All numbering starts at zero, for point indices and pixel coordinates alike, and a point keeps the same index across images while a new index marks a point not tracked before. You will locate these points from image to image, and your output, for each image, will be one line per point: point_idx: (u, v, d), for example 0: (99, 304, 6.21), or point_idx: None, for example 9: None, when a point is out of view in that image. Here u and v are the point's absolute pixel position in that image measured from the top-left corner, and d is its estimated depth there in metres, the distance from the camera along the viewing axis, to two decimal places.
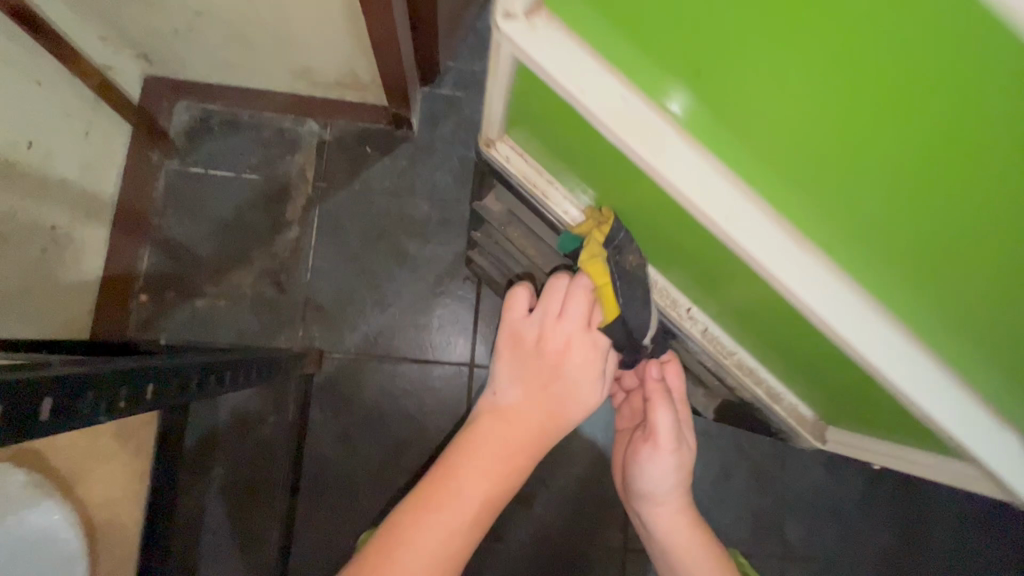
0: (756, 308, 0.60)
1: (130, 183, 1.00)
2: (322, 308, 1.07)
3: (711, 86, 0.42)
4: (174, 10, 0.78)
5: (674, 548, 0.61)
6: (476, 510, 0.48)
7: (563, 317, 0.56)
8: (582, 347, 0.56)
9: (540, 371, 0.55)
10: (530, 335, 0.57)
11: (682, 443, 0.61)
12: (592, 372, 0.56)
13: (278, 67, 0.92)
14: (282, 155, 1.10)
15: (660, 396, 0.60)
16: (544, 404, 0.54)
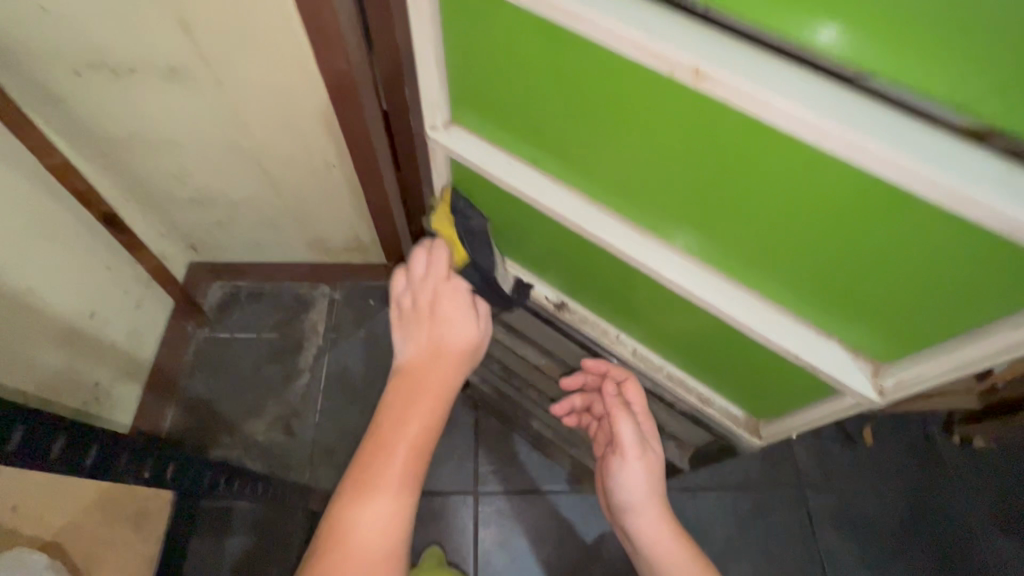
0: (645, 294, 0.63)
1: (166, 351, 1.16)
2: (328, 448, 1.13)
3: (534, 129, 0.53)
4: (220, 205, 1.04)
5: (665, 561, 0.55)
6: (399, 500, 0.45)
7: (435, 275, 0.58)
8: (449, 292, 0.57)
9: (421, 329, 0.55)
10: (415, 293, 0.57)
11: (650, 449, 0.62)
12: (461, 309, 0.57)
13: (298, 239, 1.16)
14: (298, 315, 1.27)
15: (622, 412, 0.63)
16: (432, 360, 0.53)
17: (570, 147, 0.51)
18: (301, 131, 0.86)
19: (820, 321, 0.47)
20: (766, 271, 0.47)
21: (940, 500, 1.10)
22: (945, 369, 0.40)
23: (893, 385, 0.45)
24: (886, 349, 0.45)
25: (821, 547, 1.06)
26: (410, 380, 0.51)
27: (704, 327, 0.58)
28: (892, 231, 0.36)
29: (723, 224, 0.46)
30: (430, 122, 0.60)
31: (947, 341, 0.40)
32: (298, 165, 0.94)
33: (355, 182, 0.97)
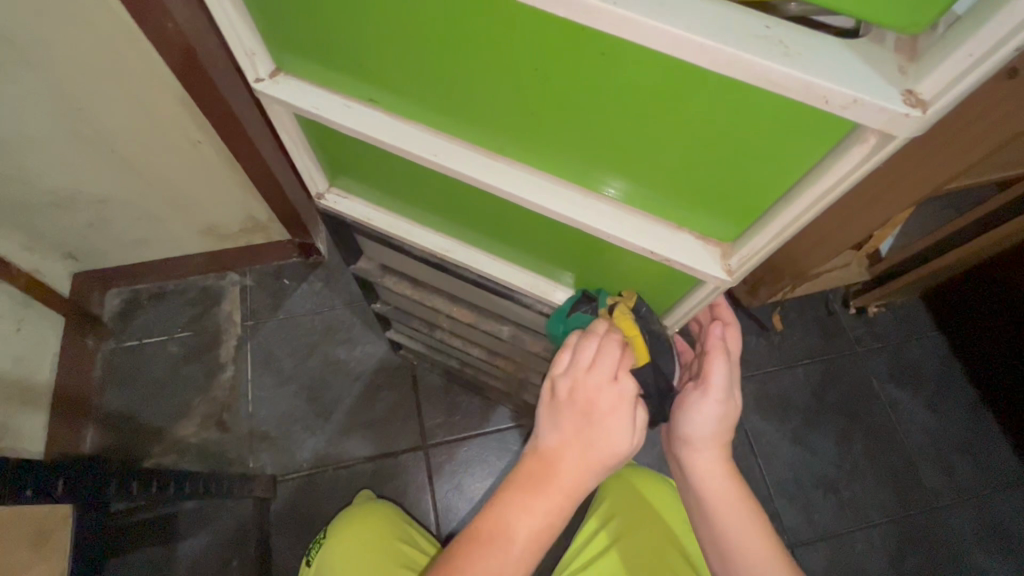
0: (533, 242, 0.53)
1: (68, 369, 1.08)
2: (267, 434, 1.11)
3: (367, 69, 0.42)
4: (85, 204, 0.95)
5: (711, 498, 0.57)
6: (551, 516, 0.46)
7: (603, 373, 0.45)
8: (612, 399, 0.45)
9: (570, 424, 0.46)
10: (570, 383, 0.46)
11: (732, 393, 0.57)
12: (623, 424, 0.46)
13: (187, 228, 1.08)
14: (209, 309, 1.21)
15: (720, 354, 0.55)
16: (586, 453, 0.45)
17: (374, 64, 0.41)
18: (150, 108, 0.78)
19: (665, 212, 0.42)
20: (603, 167, 0.40)
21: (845, 368, 1.22)
22: (775, 240, 0.37)
23: (738, 265, 0.40)
24: (730, 226, 0.40)
25: (747, 430, 1.16)
26: (559, 464, 0.46)
27: (563, 239, 0.50)
28: (700, 96, 0.30)
29: (549, 127, 0.38)
30: (255, 77, 0.47)
31: (776, 208, 0.35)
32: (160, 146, 0.86)
33: (230, 157, 0.90)
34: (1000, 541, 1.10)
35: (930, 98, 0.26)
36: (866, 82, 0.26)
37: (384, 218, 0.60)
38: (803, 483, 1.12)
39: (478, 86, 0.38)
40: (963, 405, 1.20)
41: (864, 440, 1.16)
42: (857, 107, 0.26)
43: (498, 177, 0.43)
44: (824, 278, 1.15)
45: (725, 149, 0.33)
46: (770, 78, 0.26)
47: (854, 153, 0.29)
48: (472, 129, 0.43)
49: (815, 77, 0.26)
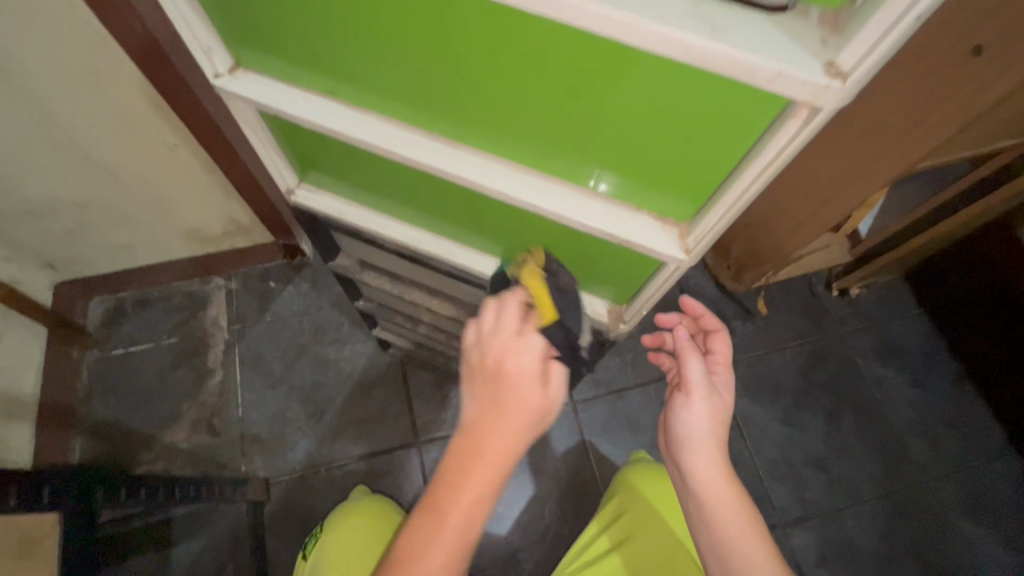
0: (503, 229, 0.53)
1: (54, 380, 1.07)
2: (258, 437, 1.11)
3: (322, 62, 0.42)
4: (62, 212, 0.94)
5: (713, 504, 0.58)
6: (481, 495, 0.43)
7: (505, 331, 0.45)
8: (515, 359, 0.44)
9: (482, 393, 0.44)
10: (480, 354, 0.45)
11: (716, 391, 0.60)
12: (531, 378, 0.43)
13: (168, 233, 1.08)
14: (195, 314, 1.20)
15: (692, 351, 0.59)
16: (498, 417, 0.43)
17: (326, 56, 0.41)
18: (123, 112, 0.78)
19: (622, 194, 0.42)
20: (557, 151, 0.40)
21: (830, 349, 1.23)
22: (727, 216, 0.37)
23: (695, 243, 0.41)
24: (686, 205, 0.41)
25: (736, 413, 1.17)
26: (476, 432, 0.43)
27: (528, 224, 0.50)
28: (642, 75, 0.31)
29: (499, 113, 0.39)
30: (213, 73, 0.46)
31: (724, 184, 0.36)
32: (135, 151, 0.85)
33: (208, 160, 0.90)
34: (984, 512, 1.12)
35: (849, 69, 0.26)
36: (790, 54, 0.27)
37: (355, 212, 0.60)
38: (792, 463, 1.14)
39: (432, 76, 0.38)
40: (946, 380, 1.22)
41: (851, 418, 1.18)
42: (782, 81, 0.27)
43: (457, 165, 0.44)
44: (805, 261, 1.16)
45: (676, 128, 0.34)
46: (702, 54, 0.27)
47: (788, 126, 0.30)
48: (429, 118, 0.43)
49: (740, 51, 0.26)
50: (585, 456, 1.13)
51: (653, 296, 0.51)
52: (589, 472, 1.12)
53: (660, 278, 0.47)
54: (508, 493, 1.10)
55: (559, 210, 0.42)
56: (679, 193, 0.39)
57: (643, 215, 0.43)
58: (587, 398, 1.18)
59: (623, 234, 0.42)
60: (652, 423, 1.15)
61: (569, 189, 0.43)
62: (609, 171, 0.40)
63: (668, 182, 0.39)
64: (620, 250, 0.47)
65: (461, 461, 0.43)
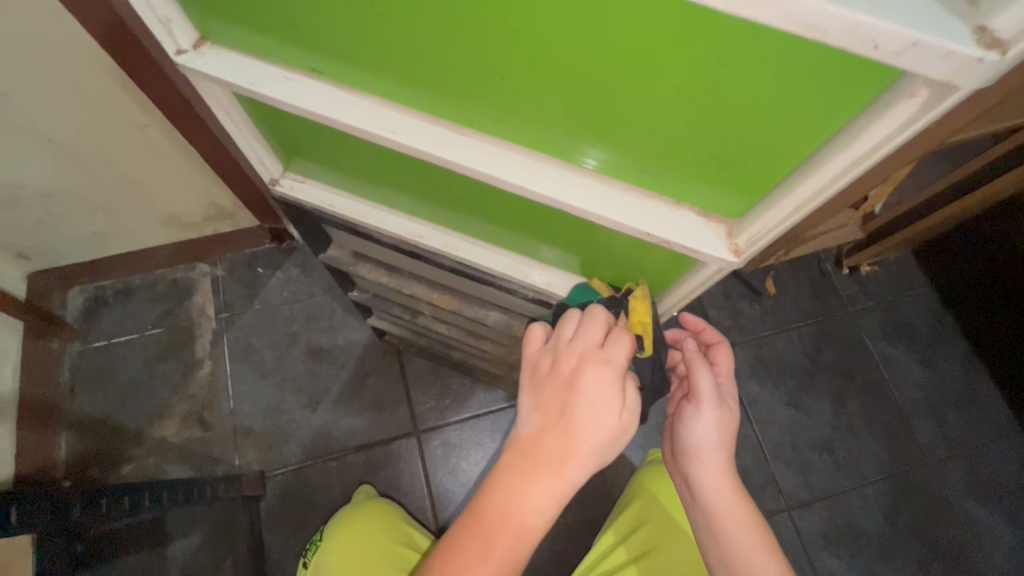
0: (512, 219, 0.48)
1: (34, 376, 1.02)
2: (252, 430, 1.07)
3: (321, 36, 0.36)
4: (29, 201, 0.87)
5: (724, 519, 0.55)
6: (545, 503, 0.41)
7: (586, 340, 0.42)
8: (595, 372, 0.41)
9: (552, 399, 0.42)
10: (557, 358, 0.43)
11: (727, 404, 0.55)
12: (608, 394, 0.41)
13: (147, 219, 1.01)
14: (181, 303, 1.14)
15: (703, 365, 0.54)
16: (569, 431, 0.40)
17: (328, 29, 0.35)
18: (84, 89, 0.71)
19: (659, 186, 0.37)
20: (593, 138, 0.35)
21: (838, 329, 1.20)
22: (793, 216, 0.32)
23: (746, 244, 0.36)
24: (738, 200, 0.36)
25: (743, 396, 1.14)
26: (545, 439, 0.41)
27: (541, 217, 0.45)
28: (709, 45, 0.25)
29: (531, 94, 0.33)
30: (176, 50, 0.40)
31: (794, 179, 0.31)
32: (104, 132, 0.78)
33: (183, 142, 0.83)
34: (992, 490, 1.11)
35: (1011, 38, 0.21)
36: (925, 20, 0.21)
37: (347, 203, 0.55)
38: (799, 446, 1.12)
39: (457, 52, 0.32)
40: (956, 359, 1.19)
41: (859, 399, 1.16)
42: (918, 53, 0.21)
43: (472, 155, 0.38)
44: (818, 240, 1.11)
45: (729, 106, 0.28)
46: (806, 20, 0.21)
47: (899, 111, 0.25)
48: (443, 101, 0.37)
49: (866, 15, 0.21)
50: None
51: (685, 296, 0.46)
52: None
53: (699, 278, 0.42)
54: None
55: (590, 207, 0.37)
56: (728, 185, 0.35)
57: (680, 210, 0.38)
58: None
59: (656, 230, 0.37)
60: (658, 408, 1.13)
61: (598, 181, 0.38)
62: (646, 160, 0.35)
63: (719, 173, 0.34)
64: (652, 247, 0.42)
65: (527, 466, 0.41)
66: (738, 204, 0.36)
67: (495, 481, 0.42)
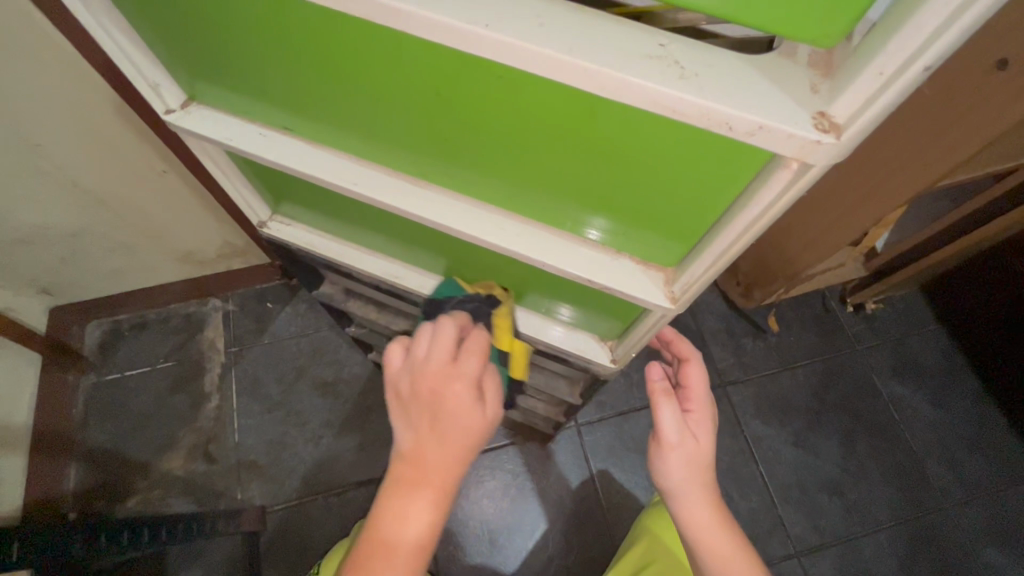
0: (479, 261, 0.50)
1: (50, 408, 1.05)
2: (255, 464, 1.08)
3: (279, 101, 0.39)
4: (52, 240, 0.92)
5: (703, 549, 0.54)
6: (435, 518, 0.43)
7: (437, 358, 0.43)
8: (452, 384, 0.43)
9: (422, 419, 0.43)
10: (414, 380, 0.43)
11: (691, 434, 0.56)
12: (469, 405, 0.43)
13: (163, 257, 1.06)
14: (192, 337, 1.18)
15: (665, 397, 0.54)
16: (441, 450, 0.42)
17: (283, 95, 0.38)
18: (107, 139, 0.76)
19: (603, 237, 0.39)
20: (531, 192, 0.37)
21: (844, 366, 1.19)
22: (712, 268, 0.34)
23: (681, 291, 0.37)
24: (673, 250, 0.37)
25: (748, 435, 1.12)
26: (424, 461, 0.42)
27: (503, 260, 0.47)
28: (603, 122, 0.28)
29: (462, 152, 0.36)
30: (165, 109, 0.43)
31: (709, 234, 0.33)
32: (123, 177, 0.83)
33: (199, 184, 0.88)
34: (1013, 540, 1.06)
35: (844, 122, 0.23)
36: (773, 105, 0.23)
37: (327, 243, 0.58)
38: (809, 489, 1.09)
39: (395, 117, 0.35)
40: (968, 400, 1.16)
41: (869, 440, 1.13)
42: (765, 135, 0.23)
43: (424, 206, 0.41)
44: (818, 278, 1.11)
45: (639, 177, 0.31)
46: (662, 104, 0.24)
47: (776, 179, 0.26)
48: (396, 157, 0.40)
49: (715, 102, 0.23)
50: (591, 481, 1.09)
51: (640, 339, 0.47)
52: (595, 498, 1.08)
53: (649, 321, 0.43)
54: (512, 521, 1.06)
55: (535, 254, 0.40)
56: (658, 236, 0.36)
57: (622, 259, 0.40)
58: (592, 420, 1.14)
59: (596, 278, 0.39)
60: None
61: (541, 231, 0.40)
62: (581, 214, 0.37)
63: (646, 225, 0.35)
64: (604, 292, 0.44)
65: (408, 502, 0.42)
66: (674, 251, 0.37)
67: (381, 512, 0.42)
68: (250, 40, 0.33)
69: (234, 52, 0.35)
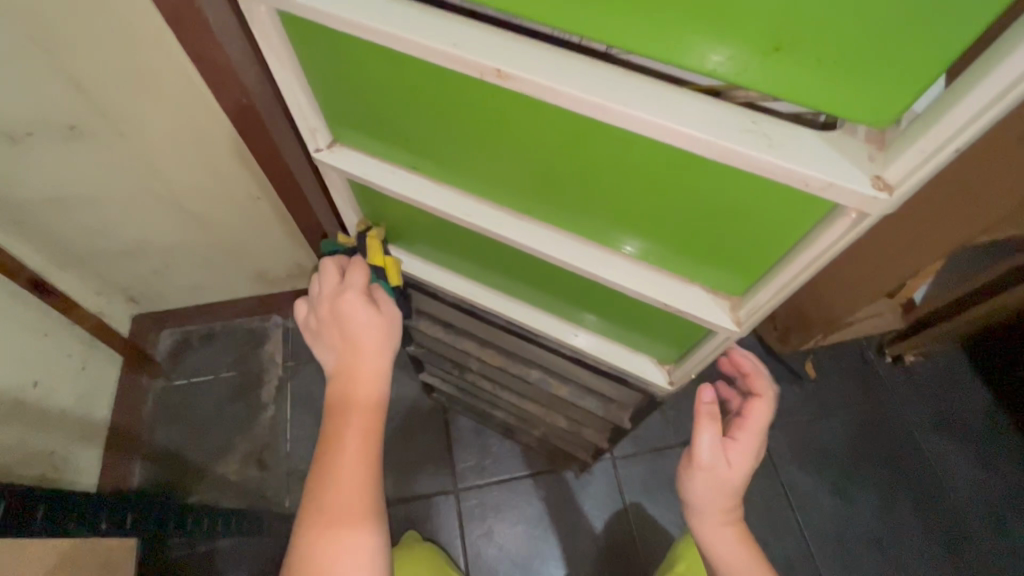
0: (554, 287, 0.56)
1: (124, 407, 1.14)
2: (304, 474, 1.14)
3: (408, 145, 0.48)
4: (150, 254, 1.03)
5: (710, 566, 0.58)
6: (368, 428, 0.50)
7: (328, 285, 0.54)
8: (346, 297, 0.53)
9: (334, 335, 0.53)
10: (321, 310, 0.54)
11: (726, 463, 0.58)
12: (364, 312, 0.52)
13: (240, 274, 1.16)
14: (254, 350, 1.27)
15: (709, 420, 0.58)
16: (358, 363, 0.52)
17: (414, 141, 0.46)
18: (215, 170, 0.86)
19: (676, 268, 0.45)
20: (617, 227, 0.44)
21: (883, 417, 1.19)
22: (775, 297, 0.40)
23: (747, 316, 0.43)
24: (739, 282, 0.43)
25: (784, 480, 1.13)
26: (353, 370, 0.52)
27: (580, 286, 0.53)
28: (694, 174, 0.35)
29: (562, 192, 0.43)
30: (314, 147, 0.53)
31: (774, 269, 0.39)
32: (221, 202, 0.94)
33: (283, 211, 0.98)
34: None
35: (896, 183, 0.29)
36: (840, 169, 0.30)
37: (415, 264, 0.66)
38: (845, 540, 1.09)
39: (509, 162, 0.42)
40: (1014, 461, 1.15)
41: (908, 495, 1.12)
42: (834, 189, 0.30)
43: (522, 234, 0.48)
44: (856, 327, 1.13)
45: (719, 217, 0.37)
46: (750, 163, 0.30)
47: (837, 225, 0.32)
48: (500, 193, 0.47)
49: (793, 164, 0.30)
50: (625, 515, 1.11)
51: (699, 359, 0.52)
52: (628, 532, 1.09)
53: (711, 343, 0.49)
54: (545, 549, 1.08)
55: (616, 280, 0.46)
56: (727, 269, 0.42)
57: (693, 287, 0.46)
58: (628, 454, 1.16)
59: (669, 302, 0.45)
60: None
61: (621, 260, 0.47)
62: (660, 246, 0.44)
63: (720, 258, 0.41)
64: (671, 317, 0.50)
65: (342, 403, 0.51)
66: (741, 282, 0.43)
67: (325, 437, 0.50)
68: (400, 99, 0.42)
69: (382, 107, 0.44)
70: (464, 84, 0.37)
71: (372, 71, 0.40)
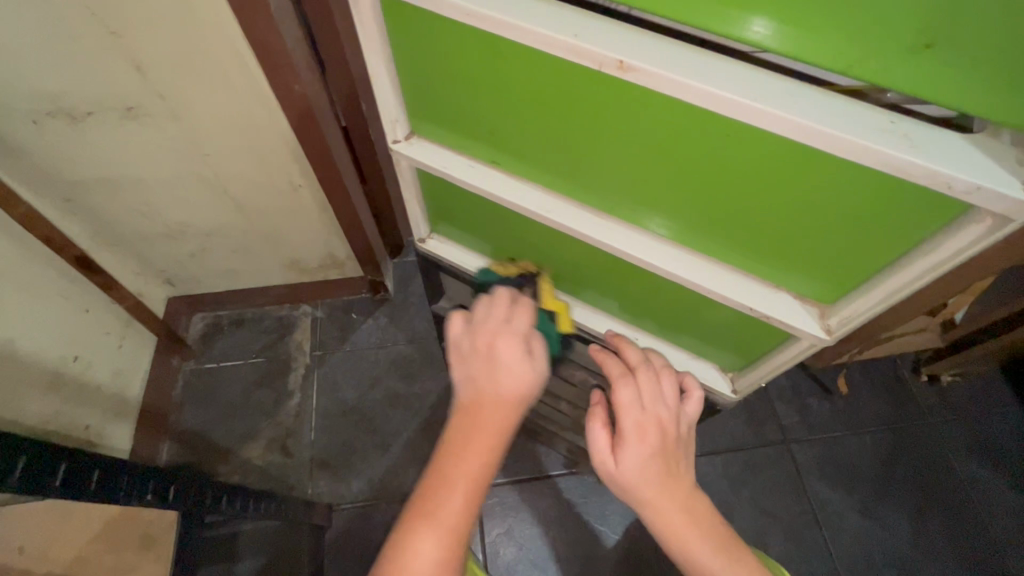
0: (608, 283, 0.65)
1: (156, 387, 1.16)
2: (328, 462, 1.15)
3: (524, 144, 0.52)
4: (190, 237, 1.05)
5: None
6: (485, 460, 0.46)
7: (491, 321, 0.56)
8: (502, 337, 0.54)
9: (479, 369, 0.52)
10: (473, 341, 0.55)
11: None
12: (518, 354, 0.53)
13: (274, 262, 1.18)
14: (282, 337, 1.29)
15: None
16: (495, 392, 0.50)
17: (533, 142, 0.51)
18: (262, 157, 0.88)
19: (765, 274, 0.51)
20: (714, 234, 0.49)
21: (917, 438, 1.16)
22: (882, 303, 0.43)
23: (837, 325, 0.49)
24: (827, 289, 0.48)
25: (811, 496, 1.11)
26: (483, 397, 0.49)
27: (660, 290, 0.60)
28: (813, 179, 0.39)
29: (670, 197, 0.48)
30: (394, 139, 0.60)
31: (881, 275, 0.43)
32: (263, 190, 0.95)
33: (324, 201, 0.99)
34: None
35: None
36: (989, 173, 0.32)
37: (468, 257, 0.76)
38: (873, 562, 1.06)
39: (623, 166, 0.48)
40: None
41: (942, 518, 1.09)
42: (981, 194, 0.32)
43: (622, 239, 0.54)
44: (890, 344, 1.12)
45: (805, 224, 0.43)
46: (897, 165, 0.33)
47: (971, 229, 0.36)
48: (601, 197, 0.53)
49: (940, 166, 0.32)
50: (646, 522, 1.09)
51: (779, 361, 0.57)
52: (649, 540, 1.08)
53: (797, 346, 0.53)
54: (565, 552, 1.07)
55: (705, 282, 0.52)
56: (810, 274, 0.48)
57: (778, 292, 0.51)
58: None
59: (751, 305, 0.51)
60: (719, 496, 1.10)
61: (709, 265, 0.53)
62: (745, 253, 0.49)
63: (806, 265, 0.47)
64: (748, 319, 0.55)
65: (466, 420, 0.48)
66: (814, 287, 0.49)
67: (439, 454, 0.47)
68: (530, 101, 0.46)
69: (509, 105, 0.48)
70: (592, 87, 0.41)
71: (507, 72, 0.44)
